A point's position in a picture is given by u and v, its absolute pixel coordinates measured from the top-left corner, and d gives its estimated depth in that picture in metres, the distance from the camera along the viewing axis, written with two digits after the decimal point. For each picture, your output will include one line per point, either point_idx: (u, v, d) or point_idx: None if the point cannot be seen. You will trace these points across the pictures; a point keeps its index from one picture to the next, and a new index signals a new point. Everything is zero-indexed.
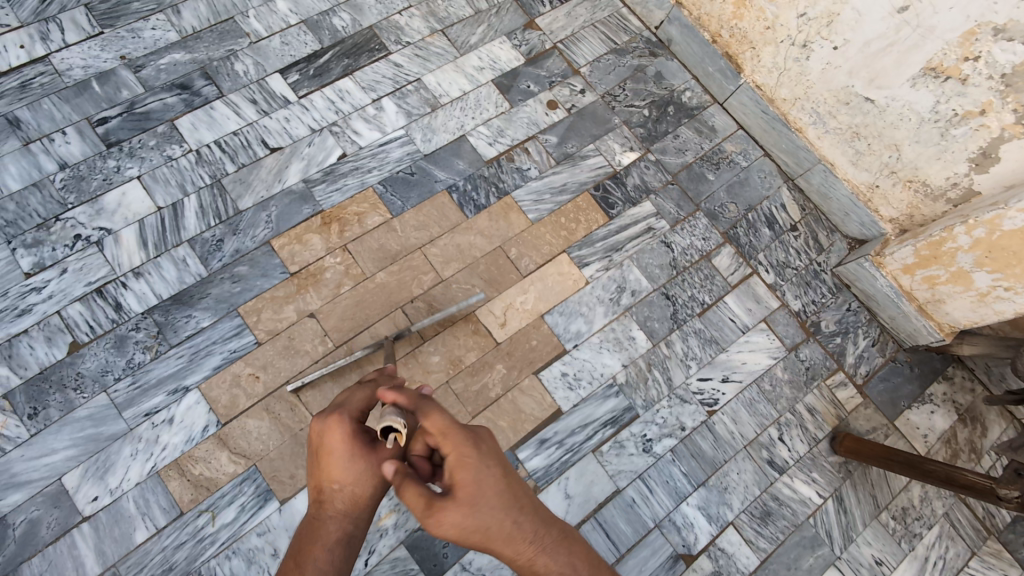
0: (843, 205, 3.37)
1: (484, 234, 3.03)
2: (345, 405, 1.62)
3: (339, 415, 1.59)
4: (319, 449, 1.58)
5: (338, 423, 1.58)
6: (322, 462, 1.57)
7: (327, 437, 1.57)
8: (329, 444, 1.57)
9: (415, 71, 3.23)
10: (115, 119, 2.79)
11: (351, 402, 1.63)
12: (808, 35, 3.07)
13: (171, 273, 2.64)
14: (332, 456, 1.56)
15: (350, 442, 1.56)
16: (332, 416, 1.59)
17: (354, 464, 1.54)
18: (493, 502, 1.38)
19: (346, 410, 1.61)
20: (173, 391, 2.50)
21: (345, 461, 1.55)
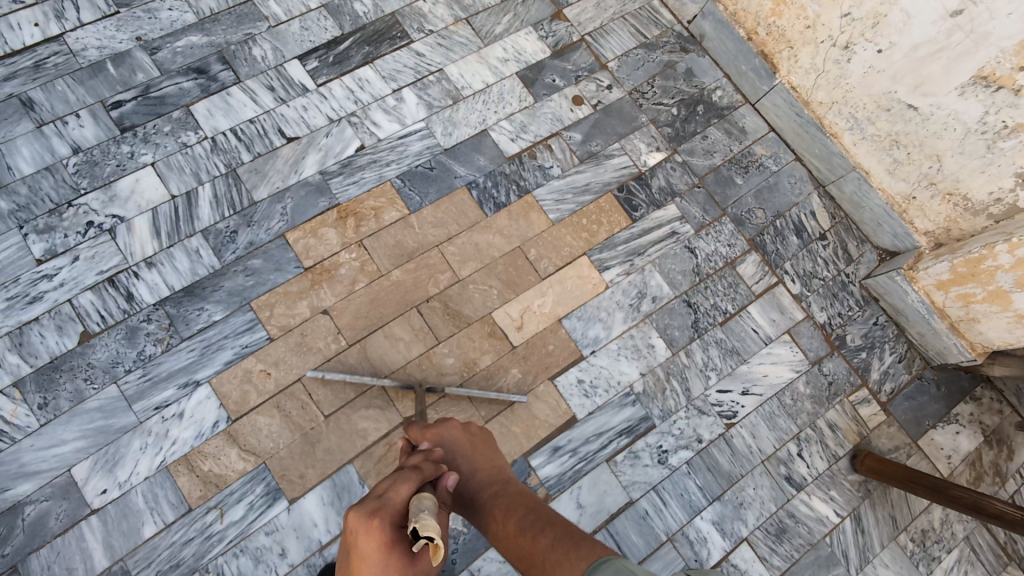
0: (876, 215, 3.25)
1: (503, 234, 2.94)
2: (385, 498, 1.27)
3: (377, 514, 1.22)
4: (349, 553, 1.21)
5: (381, 523, 1.21)
6: (352, 569, 1.19)
7: (359, 541, 1.19)
8: (361, 549, 1.18)
9: (438, 62, 3.12)
10: (129, 103, 2.72)
11: (393, 498, 1.27)
12: (851, 36, 2.92)
13: (184, 265, 2.58)
14: (366, 566, 1.17)
15: (389, 553, 1.18)
16: (368, 513, 1.21)
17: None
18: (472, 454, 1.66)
19: (387, 509, 1.24)
20: (184, 385, 2.46)
21: (382, 572, 1.17)
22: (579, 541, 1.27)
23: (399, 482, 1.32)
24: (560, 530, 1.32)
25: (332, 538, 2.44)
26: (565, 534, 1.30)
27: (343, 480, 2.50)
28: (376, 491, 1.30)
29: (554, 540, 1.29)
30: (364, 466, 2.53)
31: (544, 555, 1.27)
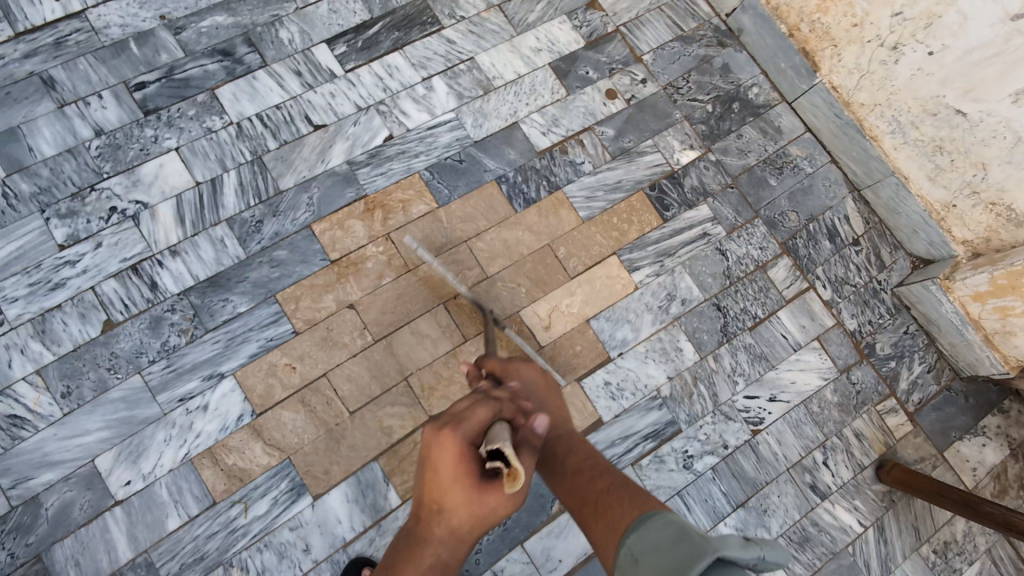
0: (913, 222, 3.17)
1: (533, 231, 2.87)
2: (465, 418, 1.46)
3: (454, 430, 1.44)
4: (430, 461, 1.46)
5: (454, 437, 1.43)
6: (433, 476, 1.46)
7: (439, 452, 1.44)
8: (441, 456, 1.43)
9: (469, 50, 3.02)
10: (153, 85, 2.63)
11: (472, 422, 1.46)
12: (900, 36, 2.85)
13: (209, 254, 2.52)
14: (445, 477, 1.43)
15: (460, 466, 1.42)
16: (449, 430, 1.43)
17: (464, 491, 1.42)
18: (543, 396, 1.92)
19: (462, 432, 1.44)
20: (208, 377, 2.41)
21: (456, 482, 1.43)
22: (636, 497, 1.45)
23: (479, 406, 1.50)
24: (620, 487, 1.51)
25: (357, 534, 2.41)
26: (624, 486, 1.51)
27: (368, 477, 2.47)
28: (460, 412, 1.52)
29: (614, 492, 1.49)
30: (389, 464, 2.50)
31: (602, 502, 1.50)
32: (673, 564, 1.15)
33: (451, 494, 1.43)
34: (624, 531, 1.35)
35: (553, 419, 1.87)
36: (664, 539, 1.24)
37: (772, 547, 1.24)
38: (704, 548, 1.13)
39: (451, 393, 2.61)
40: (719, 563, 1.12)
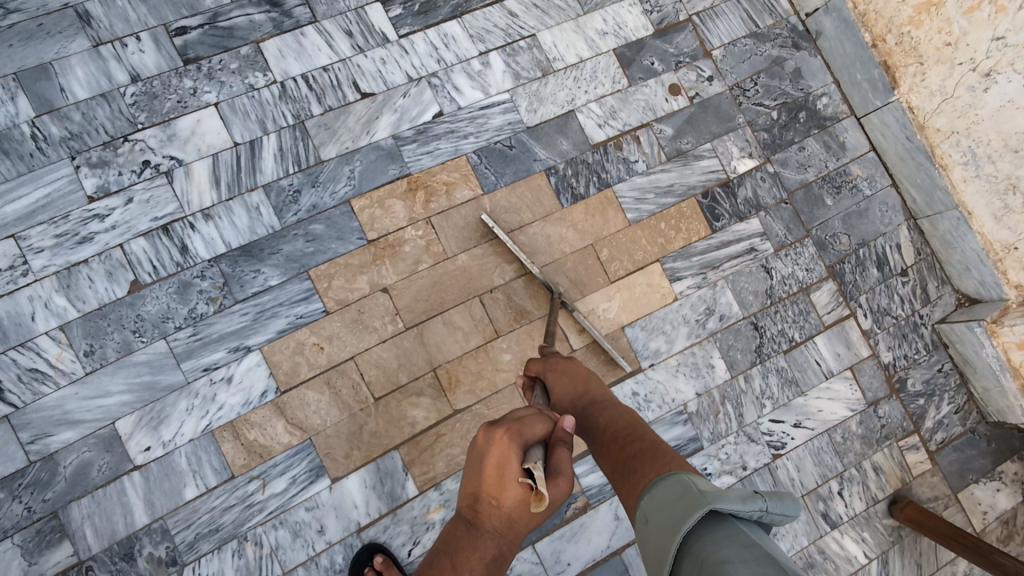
0: (966, 259, 3.01)
1: (577, 229, 2.75)
2: (523, 426, 1.47)
3: (511, 435, 1.44)
4: (486, 461, 1.45)
5: (507, 438, 1.43)
6: (486, 474, 1.46)
7: (496, 453, 1.43)
8: (495, 455, 1.43)
9: (531, 26, 2.83)
10: (195, 31, 2.46)
11: (528, 430, 1.47)
12: (995, 63, 2.71)
13: (243, 221, 2.41)
14: (501, 479, 1.43)
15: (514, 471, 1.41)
16: (505, 433, 1.43)
17: (519, 493, 1.42)
18: (580, 386, 1.97)
19: (520, 434, 1.45)
20: (235, 349, 2.34)
21: (513, 484, 1.42)
22: (659, 457, 1.52)
23: (535, 420, 1.53)
24: (646, 451, 1.57)
25: (371, 521, 2.38)
26: (649, 450, 1.57)
27: (387, 465, 2.42)
28: (516, 420, 1.52)
29: (638, 456, 1.55)
30: (409, 454, 2.45)
31: (628, 464, 1.55)
32: (672, 520, 1.30)
33: (508, 491, 1.43)
34: (642, 491, 1.45)
35: (589, 401, 1.90)
36: (666, 494, 1.38)
37: (768, 501, 1.39)
38: (699, 503, 1.29)
39: (478, 389, 2.54)
40: (714, 514, 1.28)
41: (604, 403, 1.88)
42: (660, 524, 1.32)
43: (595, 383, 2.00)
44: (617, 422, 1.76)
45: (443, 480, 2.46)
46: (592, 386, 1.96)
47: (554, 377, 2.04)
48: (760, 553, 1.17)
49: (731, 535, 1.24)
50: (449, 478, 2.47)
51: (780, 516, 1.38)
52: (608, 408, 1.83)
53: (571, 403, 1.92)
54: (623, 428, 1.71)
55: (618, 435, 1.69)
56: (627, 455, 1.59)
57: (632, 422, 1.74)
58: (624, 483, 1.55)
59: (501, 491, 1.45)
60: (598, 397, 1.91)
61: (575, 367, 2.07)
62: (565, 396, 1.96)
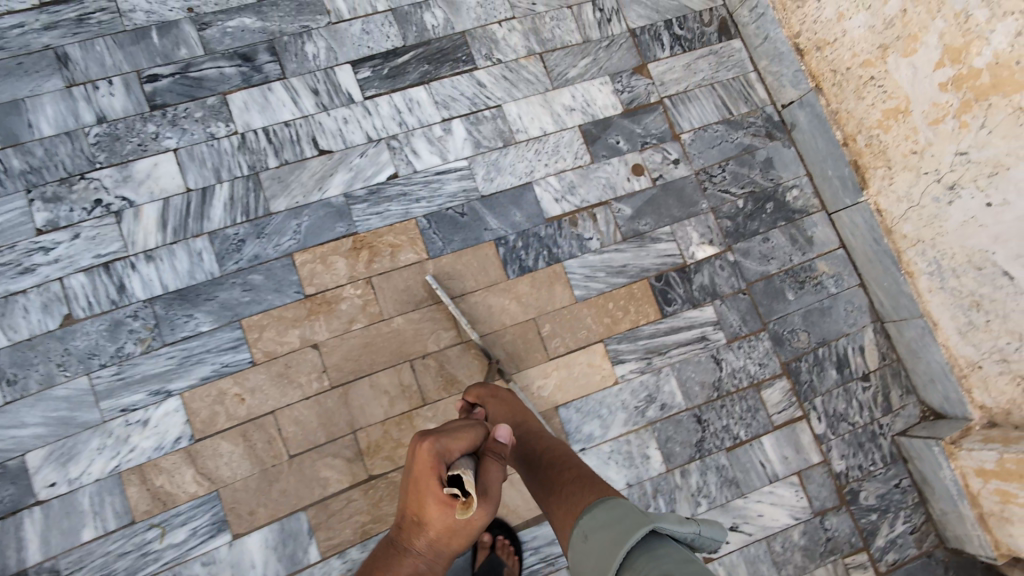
0: (930, 371, 2.79)
1: (520, 301, 2.70)
2: (446, 436, 1.61)
3: (434, 446, 1.57)
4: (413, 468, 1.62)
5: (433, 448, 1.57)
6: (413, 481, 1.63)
7: (417, 460, 1.58)
8: (421, 466, 1.56)
9: (498, 97, 2.89)
10: (165, 79, 2.61)
11: (447, 446, 1.58)
12: (960, 177, 2.47)
13: (183, 265, 2.47)
14: (422, 484, 1.57)
15: (432, 480, 1.54)
16: (429, 444, 1.57)
17: (437, 503, 1.55)
18: (518, 414, 2.07)
19: (443, 446, 1.58)
20: (155, 393, 2.36)
21: (432, 493, 1.55)
22: (594, 485, 1.59)
23: (463, 435, 1.64)
24: (580, 479, 1.64)
25: None
26: (585, 475, 1.66)
27: (292, 527, 2.34)
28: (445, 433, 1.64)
29: (574, 480, 1.64)
30: (316, 517, 2.37)
31: (565, 488, 1.63)
32: (619, 532, 1.35)
33: (427, 499, 1.56)
34: (582, 510, 1.51)
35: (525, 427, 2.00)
36: (612, 513, 1.43)
37: (700, 526, 1.49)
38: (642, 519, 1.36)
39: (396, 456, 2.46)
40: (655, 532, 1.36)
41: (542, 431, 1.98)
42: (603, 539, 1.37)
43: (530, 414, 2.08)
44: (550, 446, 1.85)
45: (349, 548, 2.36)
46: (528, 414, 2.06)
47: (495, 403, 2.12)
48: (694, 562, 1.25)
49: (671, 547, 1.30)
50: (354, 546, 2.37)
51: (708, 544, 1.45)
52: (545, 437, 1.92)
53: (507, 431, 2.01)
54: (556, 452, 1.81)
55: (556, 461, 1.76)
56: (562, 479, 1.67)
57: (567, 452, 1.82)
58: (560, 505, 1.60)
59: (423, 499, 1.58)
60: (537, 427, 2.00)
61: (513, 397, 2.16)
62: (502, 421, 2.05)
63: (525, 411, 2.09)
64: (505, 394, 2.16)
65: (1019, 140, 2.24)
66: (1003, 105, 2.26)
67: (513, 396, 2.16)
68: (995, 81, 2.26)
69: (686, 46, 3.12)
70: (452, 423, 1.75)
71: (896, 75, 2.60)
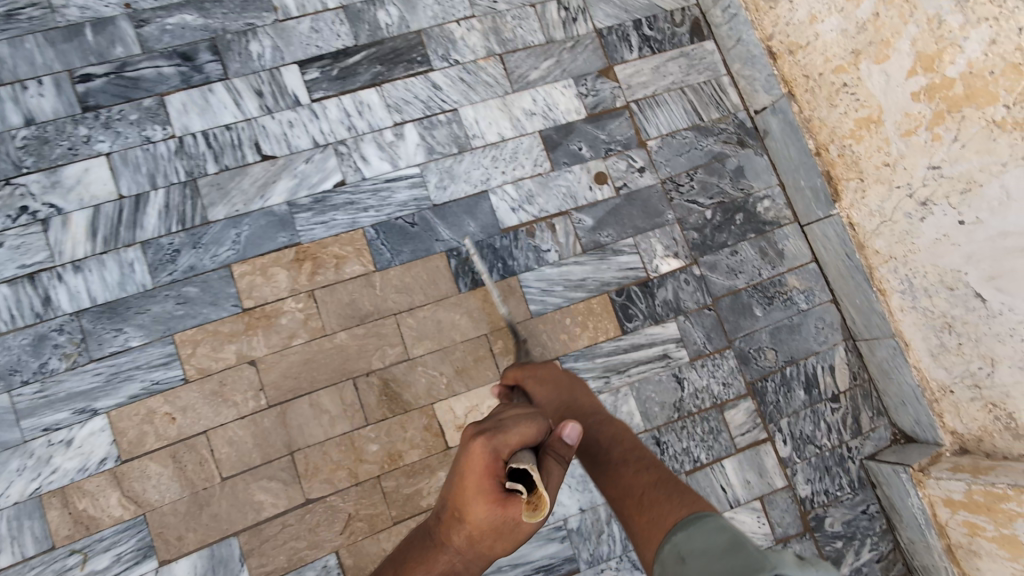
0: (902, 393, 2.67)
1: (471, 316, 2.57)
2: (503, 428, 1.27)
3: (488, 439, 1.25)
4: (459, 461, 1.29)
5: (486, 444, 1.24)
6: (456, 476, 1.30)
7: (467, 453, 1.26)
8: (470, 463, 1.24)
9: (454, 100, 2.76)
10: (99, 79, 2.49)
11: (505, 437, 1.25)
12: (933, 192, 2.35)
13: (113, 276, 2.37)
14: (468, 481, 1.24)
15: (486, 481, 1.22)
16: (481, 438, 1.25)
17: (486, 506, 1.22)
18: (570, 394, 1.81)
19: (497, 441, 1.25)
20: (80, 411, 2.25)
21: (479, 496, 1.23)
22: (683, 494, 1.32)
23: (523, 422, 1.30)
24: (664, 484, 1.36)
25: None
26: (669, 480, 1.38)
27: (222, 553, 2.24)
28: (500, 421, 1.33)
29: (657, 486, 1.35)
30: (248, 543, 2.26)
31: (648, 496, 1.34)
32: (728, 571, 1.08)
33: (472, 500, 1.24)
34: (673, 527, 1.24)
35: (582, 410, 1.73)
36: (718, 541, 1.15)
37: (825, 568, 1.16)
38: (762, 562, 1.07)
39: (335, 479, 2.34)
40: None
41: (602, 414, 1.71)
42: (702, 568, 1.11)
43: (583, 394, 1.82)
44: (616, 437, 1.56)
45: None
46: (578, 394, 1.80)
47: (537, 385, 1.89)
48: None
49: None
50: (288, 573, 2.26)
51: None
52: (607, 422, 1.64)
53: (555, 412, 1.76)
54: (628, 446, 1.53)
55: (628, 457, 1.48)
56: (640, 484, 1.39)
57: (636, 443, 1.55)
58: (638, 516, 1.32)
59: (466, 498, 1.26)
60: (597, 410, 1.72)
61: (560, 375, 1.90)
62: (547, 402, 1.82)
63: (574, 390, 1.83)
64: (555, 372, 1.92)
65: (991, 155, 2.14)
66: (977, 117, 2.16)
67: (558, 372, 1.91)
68: (968, 92, 2.16)
69: (655, 47, 2.97)
70: (511, 410, 1.42)
71: (869, 83, 2.48)
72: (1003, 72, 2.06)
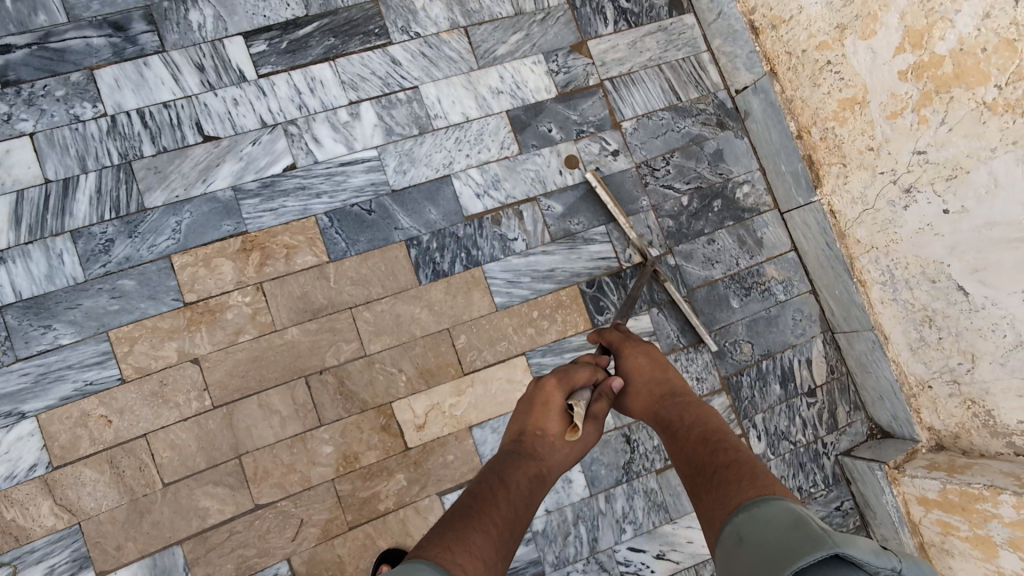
0: (880, 387, 2.58)
1: (432, 310, 2.42)
2: (569, 371, 1.67)
3: (559, 380, 1.63)
4: (534, 400, 1.64)
5: (558, 386, 1.62)
6: (534, 408, 1.62)
7: (545, 392, 1.63)
8: (546, 396, 1.62)
9: (414, 77, 2.56)
10: (20, 50, 2.27)
11: (574, 376, 1.65)
12: (918, 178, 2.22)
13: (40, 268, 2.18)
14: (545, 409, 1.60)
15: (556, 408, 1.60)
16: (554, 379, 1.64)
17: (557, 425, 1.59)
18: (654, 369, 1.77)
19: (566, 379, 1.65)
20: (6, 414, 2.09)
21: (553, 417, 1.60)
22: (756, 478, 1.28)
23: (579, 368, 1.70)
24: (741, 467, 1.34)
25: None
26: (744, 464, 1.35)
27: (165, 562, 2.11)
28: (564, 369, 1.70)
29: (733, 470, 1.33)
30: (193, 551, 2.13)
31: (722, 473, 1.34)
32: (781, 548, 1.05)
33: (553, 423, 1.59)
34: (737, 507, 1.22)
35: (665, 389, 1.71)
36: (779, 523, 1.11)
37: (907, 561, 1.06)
38: (821, 540, 1.03)
39: (287, 483, 2.22)
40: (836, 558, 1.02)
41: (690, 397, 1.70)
42: (760, 548, 1.09)
43: (675, 374, 1.77)
44: (695, 421, 1.56)
45: None
46: (671, 374, 1.75)
47: (630, 357, 1.78)
48: None
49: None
50: None
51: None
52: (690, 406, 1.63)
53: (647, 391, 1.73)
54: (705, 429, 1.52)
55: (705, 439, 1.48)
56: (716, 463, 1.38)
57: (718, 427, 1.54)
58: (710, 492, 1.33)
59: (542, 421, 1.60)
60: (679, 390, 1.72)
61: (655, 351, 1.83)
62: (638, 375, 1.77)
63: (659, 366, 1.78)
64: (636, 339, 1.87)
65: (980, 139, 2.01)
66: (966, 99, 2.02)
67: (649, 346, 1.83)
68: (958, 71, 2.02)
69: (631, 21, 2.78)
70: (573, 373, 1.67)
71: (854, 61, 2.33)
72: (996, 49, 1.92)
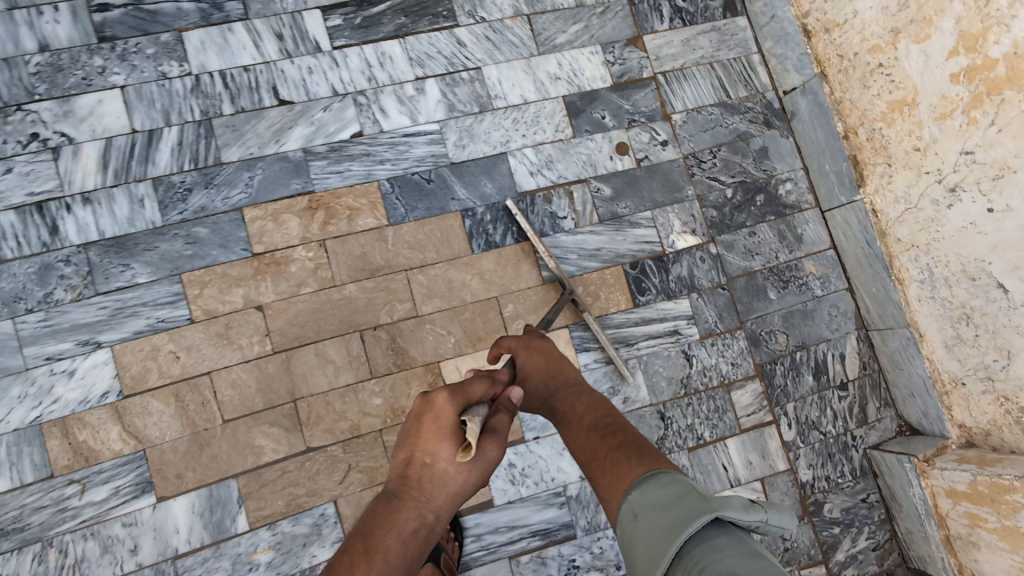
0: (912, 385, 2.64)
1: (483, 278, 2.53)
2: (462, 386, 1.45)
3: (449, 392, 1.41)
4: (419, 421, 1.39)
5: (448, 397, 1.39)
6: (419, 432, 1.37)
7: (432, 409, 1.38)
8: (432, 416, 1.37)
9: (478, 58, 2.70)
10: (117, 10, 2.44)
11: (468, 390, 1.44)
12: (963, 178, 2.30)
13: (123, 211, 2.33)
14: (433, 433, 1.36)
15: (445, 428, 1.35)
16: (443, 391, 1.40)
17: (446, 451, 1.34)
18: (549, 365, 1.74)
19: (457, 392, 1.43)
20: (85, 343, 2.23)
21: (442, 443, 1.35)
22: (643, 452, 1.28)
23: (472, 381, 1.50)
24: (629, 445, 1.32)
25: (191, 550, 2.18)
26: (632, 442, 1.32)
27: (221, 494, 2.22)
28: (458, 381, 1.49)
29: (621, 448, 1.31)
30: (247, 486, 2.24)
31: (609, 456, 1.31)
32: (671, 521, 1.07)
33: (440, 448, 1.34)
34: (626, 487, 1.20)
35: (555, 386, 1.66)
36: (662, 496, 1.12)
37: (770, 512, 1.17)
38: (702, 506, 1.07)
39: (337, 430, 2.32)
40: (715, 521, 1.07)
41: (584, 386, 1.64)
42: (653, 526, 1.09)
43: (569, 368, 1.74)
44: (584, 414, 1.50)
45: (279, 520, 2.24)
46: (565, 368, 1.72)
47: (528, 354, 1.79)
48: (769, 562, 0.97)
49: (737, 544, 1.02)
50: (286, 518, 2.25)
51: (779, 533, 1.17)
52: (582, 394, 1.59)
53: (539, 387, 1.68)
54: (595, 415, 1.48)
55: (598, 424, 1.44)
56: (607, 446, 1.35)
57: (610, 411, 1.50)
58: (602, 476, 1.30)
59: (430, 447, 1.35)
60: (572, 380, 1.67)
61: (550, 347, 1.83)
62: (536, 372, 1.73)
63: (554, 363, 1.75)
64: (538, 341, 1.84)
65: None
66: (1016, 101, 2.08)
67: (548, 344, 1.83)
68: (1010, 73, 2.09)
69: (687, 19, 2.90)
70: (465, 387, 1.46)
71: (905, 64, 2.42)
72: None
